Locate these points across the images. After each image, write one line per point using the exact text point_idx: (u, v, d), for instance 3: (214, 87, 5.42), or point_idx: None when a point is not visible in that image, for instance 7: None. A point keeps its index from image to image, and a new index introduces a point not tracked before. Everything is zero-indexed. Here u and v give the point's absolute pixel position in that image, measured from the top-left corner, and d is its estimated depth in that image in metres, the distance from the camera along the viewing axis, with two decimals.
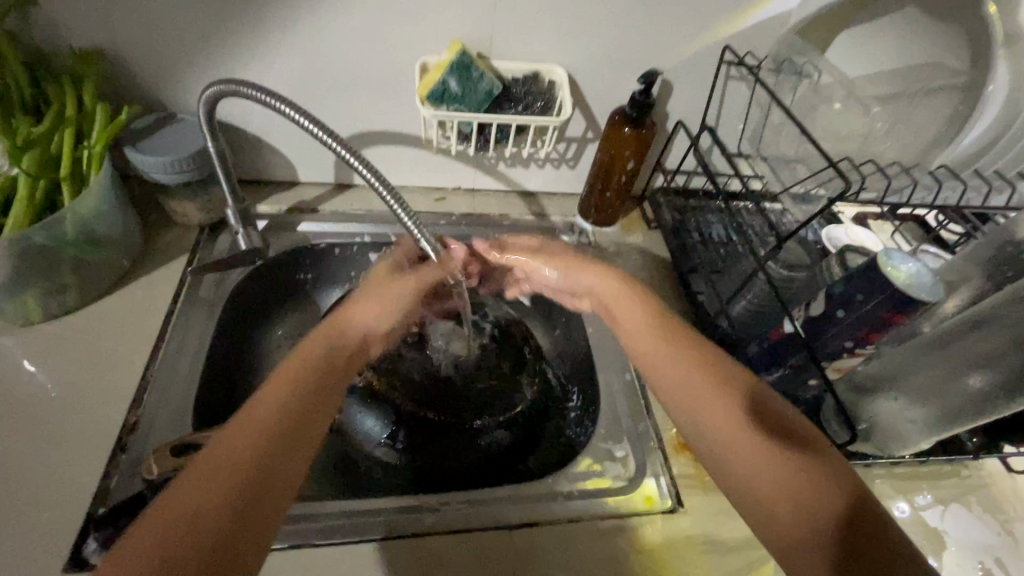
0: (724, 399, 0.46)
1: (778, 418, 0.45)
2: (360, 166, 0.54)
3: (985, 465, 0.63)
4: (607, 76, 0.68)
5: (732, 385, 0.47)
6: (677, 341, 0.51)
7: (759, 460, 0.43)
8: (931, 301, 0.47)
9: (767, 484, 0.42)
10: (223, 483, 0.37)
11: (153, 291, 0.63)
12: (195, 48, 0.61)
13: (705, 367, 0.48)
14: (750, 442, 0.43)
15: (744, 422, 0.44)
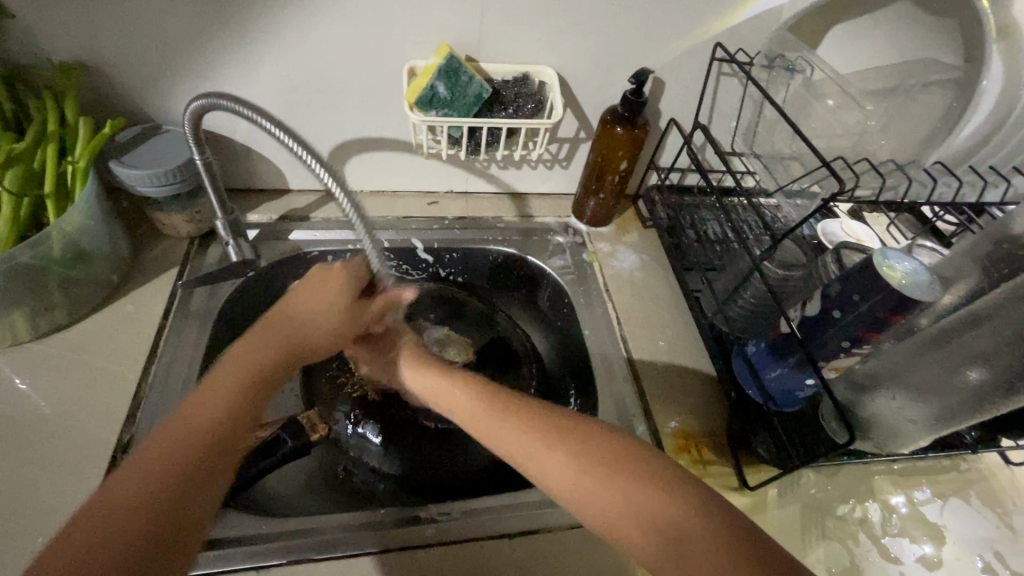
0: (543, 440, 0.43)
1: (596, 439, 0.43)
2: (313, 166, 0.51)
3: (984, 458, 0.63)
4: (599, 76, 0.67)
5: (547, 429, 0.44)
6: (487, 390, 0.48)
7: (595, 489, 0.40)
8: (928, 300, 0.47)
9: (614, 513, 0.39)
10: (149, 476, 0.34)
11: (143, 306, 0.62)
12: (179, 58, 0.61)
13: (521, 411, 0.46)
14: (586, 475, 0.41)
15: (574, 460, 0.41)
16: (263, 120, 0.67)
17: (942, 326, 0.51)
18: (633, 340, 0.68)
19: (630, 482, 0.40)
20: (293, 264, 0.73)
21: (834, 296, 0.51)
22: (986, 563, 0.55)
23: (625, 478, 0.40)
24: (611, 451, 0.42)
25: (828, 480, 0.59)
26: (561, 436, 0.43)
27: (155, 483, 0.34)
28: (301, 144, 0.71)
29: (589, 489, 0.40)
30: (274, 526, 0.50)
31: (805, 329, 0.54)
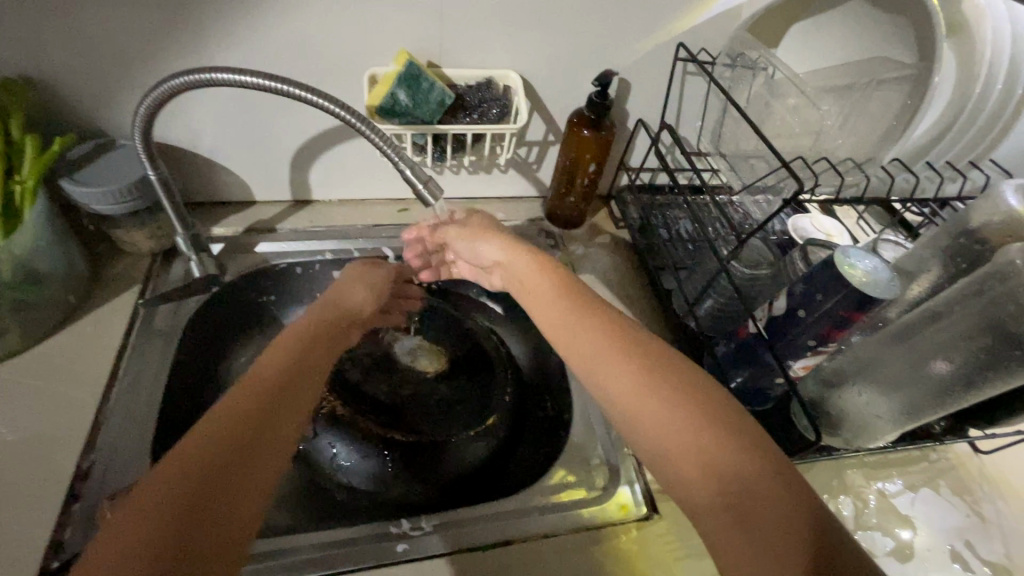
0: (631, 361, 0.45)
1: (678, 370, 0.44)
2: (327, 104, 0.51)
3: (952, 447, 0.64)
4: (564, 79, 0.67)
5: (634, 343, 0.46)
6: (584, 304, 0.50)
7: (670, 420, 0.41)
8: (887, 297, 0.47)
9: (680, 445, 0.40)
10: (202, 462, 0.35)
11: (104, 327, 0.60)
12: (132, 70, 0.59)
13: (616, 329, 0.48)
14: (664, 401, 0.42)
15: (654, 380, 0.43)
16: (223, 132, 0.66)
17: (905, 320, 0.51)
18: None
19: (702, 419, 0.41)
20: (261, 278, 0.72)
21: (798, 294, 0.51)
22: (957, 552, 0.56)
23: (704, 415, 0.41)
24: (698, 390, 0.42)
25: (801, 476, 0.59)
26: (652, 360, 0.45)
27: (196, 470, 0.35)
28: (267, 155, 0.70)
29: (661, 413, 0.41)
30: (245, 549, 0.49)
31: (772, 327, 0.54)
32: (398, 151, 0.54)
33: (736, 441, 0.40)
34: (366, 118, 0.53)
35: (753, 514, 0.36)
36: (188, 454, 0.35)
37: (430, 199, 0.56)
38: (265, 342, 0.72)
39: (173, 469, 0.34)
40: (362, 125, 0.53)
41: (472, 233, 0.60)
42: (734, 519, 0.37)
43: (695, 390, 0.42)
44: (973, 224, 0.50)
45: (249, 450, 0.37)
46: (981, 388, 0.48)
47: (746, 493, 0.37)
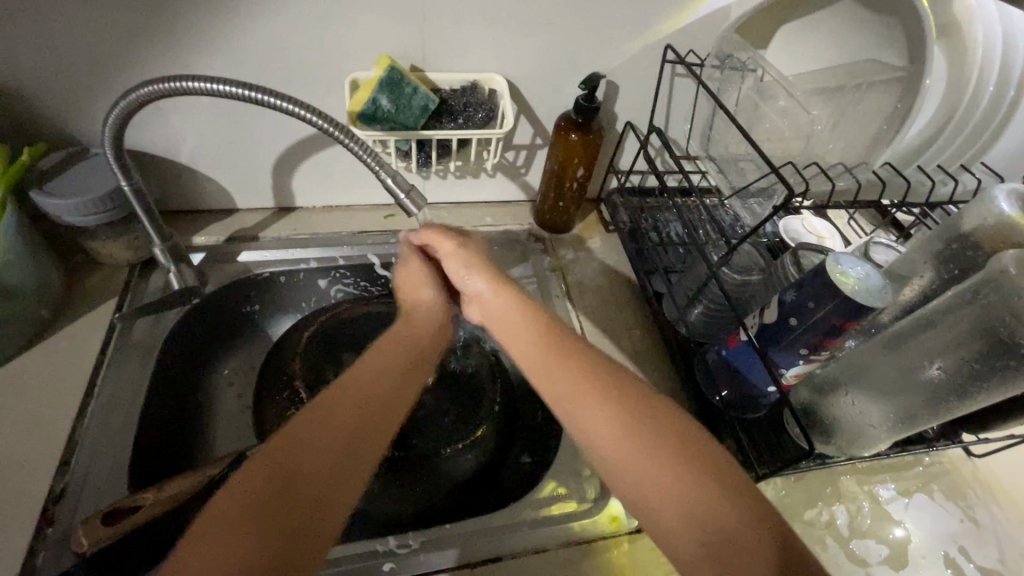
0: (599, 393, 0.44)
1: (656, 410, 0.43)
2: (303, 113, 0.49)
3: (946, 451, 0.63)
4: (550, 82, 0.66)
5: (611, 382, 0.45)
6: (550, 335, 0.50)
7: (642, 456, 0.41)
8: (880, 305, 0.46)
9: (649, 478, 0.40)
10: (270, 493, 0.38)
11: (79, 341, 0.59)
12: (103, 77, 0.57)
13: (581, 361, 0.47)
14: (631, 434, 0.42)
15: (631, 422, 0.42)
16: (202, 139, 0.64)
17: (898, 327, 0.51)
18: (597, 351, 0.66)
19: (679, 464, 0.40)
20: (244, 288, 0.70)
21: (790, 302, 0.50)
22: (951, 558, 0.55)
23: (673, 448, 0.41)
24: (680, 434, 0.42)
25: (794, 484, 0.59)
26: (618, 393, 0.44)
27: (266, 504, 0.37)
28: (248, 162, 0.68)
29: (638, 458, 0.41)
30: None
31: (763, 334, 0.53)
32: (378, 160, 0.53)
33: (704, 473, 0.40)
34: (329, 117, 0.51)
35: (736, 563, 0.36)
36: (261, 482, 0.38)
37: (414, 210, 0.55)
38: (247, 354, 0.72)
39: (260, 472, 0.39)
40: (324, 123, 0.50)
41: (467, 260, 0.56)
42: (715, 568, 0.36)
43: (664, 423, 0.42)
44: (965, 228, 0.49)
45: (325, 482, 0.40)
46: (975, 396, 0.47)
47: (725, 542, 0.36)
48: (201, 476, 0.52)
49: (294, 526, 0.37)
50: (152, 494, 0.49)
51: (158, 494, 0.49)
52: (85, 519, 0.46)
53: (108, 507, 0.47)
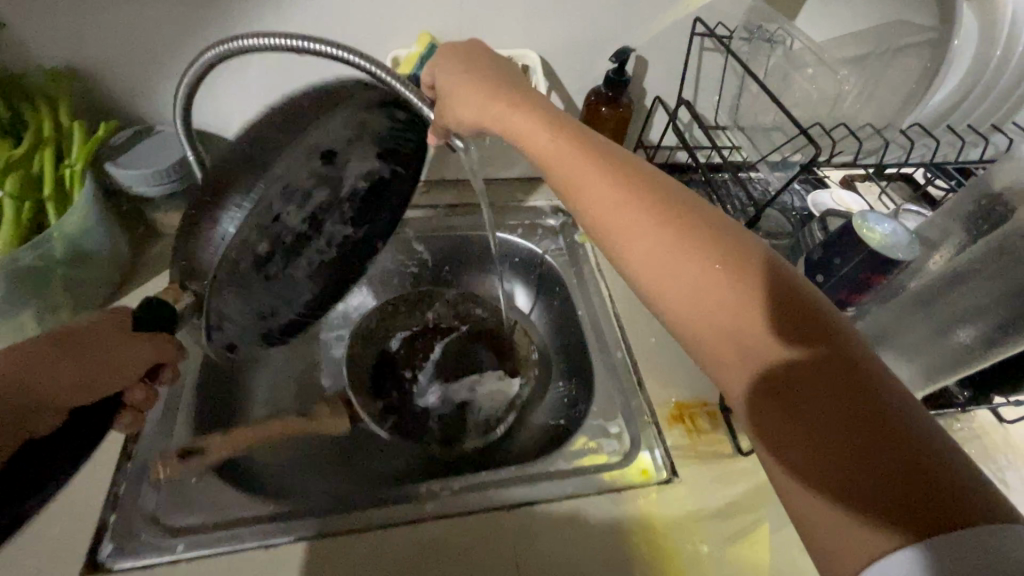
0: (667, 225, 0.38)
1: (716, 229, 0.38)
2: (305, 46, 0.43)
3: (975, 416, 0.64)
4: (582, 57, 0.68)
5: (662, 199, 0.39)
6: (612, 164, 0.42)
7: (703, 291, 0.36)
8: (908, 257, 0.47)
9: (710, 315, 0.35)
10: None
11: (145, 303, 0.64)
12: (167, 57, 0.61)
13: (645, 191, 0.40)
14: (678, 254, 0.37)
15: (681, 240, 0.37)
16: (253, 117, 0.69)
17: (926, 283, 0.52)
18: (627, 318, 0.69)
19: (737, 287, 0.35)
20: None
21: (816, 260, 0.51)
22: None
23: (751, 284, 0.35)
24: (746, 257, 0.36)
25: None
26: (687, 225, 0.38)
27: None
28: None
29: (687, 276, 0.36)
30: (278, 509, 0.51)
31: None
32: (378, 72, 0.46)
33: (784, 310, 0.34)
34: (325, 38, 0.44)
35: (801, 405, 0.31)
36: None
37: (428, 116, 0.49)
38: None
39: None
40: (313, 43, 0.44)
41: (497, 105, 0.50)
42: (776, 404, 0.32)
43: (744, 251, 0.36)
44: (996, 186, 0.49)
45: None
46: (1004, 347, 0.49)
47: (790, 376, 0.32)
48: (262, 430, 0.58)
49: None
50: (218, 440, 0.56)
51: (224, 441, 0.56)
52: (165, 451, 0.52)
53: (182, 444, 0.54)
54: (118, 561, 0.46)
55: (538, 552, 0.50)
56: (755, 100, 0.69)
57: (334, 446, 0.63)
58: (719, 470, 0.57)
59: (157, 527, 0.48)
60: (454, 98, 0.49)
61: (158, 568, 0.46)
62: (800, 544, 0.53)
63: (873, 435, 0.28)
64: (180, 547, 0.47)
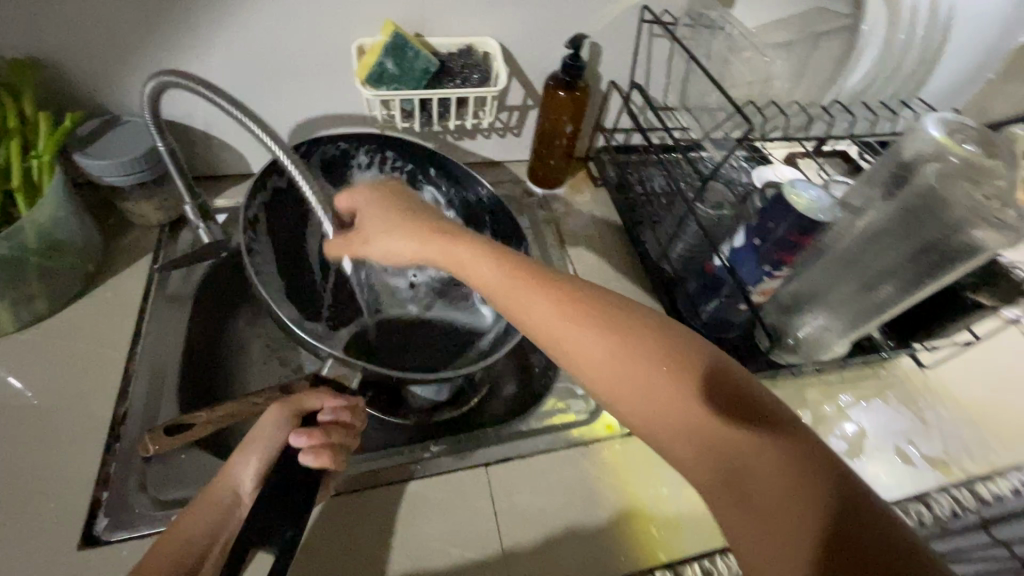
0: (606, 331, 0.40)
1: (648, 328, 0.40)
2: (225, 105, 0.53)
3: (900, 364, 0.71)
4: (539, 44, 0.72)
5: (593, 303, 0.41)
6: (539, 274, 0.44)
7: (654, 394, 0.38)
8: (828, 220, 0.53)
9: (677, 428, 0.37)
10: None
11: (121, 292, 0.64)
12: (131, 48, 0.62)
13: (574, 298, 0.42)
14: (621, 358, 0.39)
15: (624, 344, 0.39)
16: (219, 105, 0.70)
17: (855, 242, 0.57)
18: None
19: (680, 389, 0.37)
20: None
21: (754, 225, 0.57)
22: (901, 449, 0.64)
23: (689, 385, 0.37)
24: (680, 353, 0.39)
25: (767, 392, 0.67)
26: (622, 330, 0.40)
27: None
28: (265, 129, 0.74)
29: (634, 382, 0.38)
30: None
31: (734, 259, 0.60)
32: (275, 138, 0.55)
33: (721, 406, 0.37)
34: (251, 113, 0.54)
35: (754, 499, 0.33)
36: None
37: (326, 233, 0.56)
38: None
39: None
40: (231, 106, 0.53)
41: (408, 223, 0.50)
42: (736, 501, 0.34)
43: (677, 347, 0.39)
44: (904, 156, 0.55)
45: None
46: (914, 296, 0.56)
47: (740, 471, 0.34)
48: (249, 401, 0.57)
49: None
50: (205, 412, 0.55)
51: (211, 413, 0.55)
52: (151, 430, 0.53)
53: (169, 422, 0.54)
54: (116, 532, 0.48)
55: (513, 503, 0.55)
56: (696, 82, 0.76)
57: None
58: None
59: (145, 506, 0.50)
60: (381, 242, 0.50)
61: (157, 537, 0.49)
62: None
63: (821, 516, 0.32)
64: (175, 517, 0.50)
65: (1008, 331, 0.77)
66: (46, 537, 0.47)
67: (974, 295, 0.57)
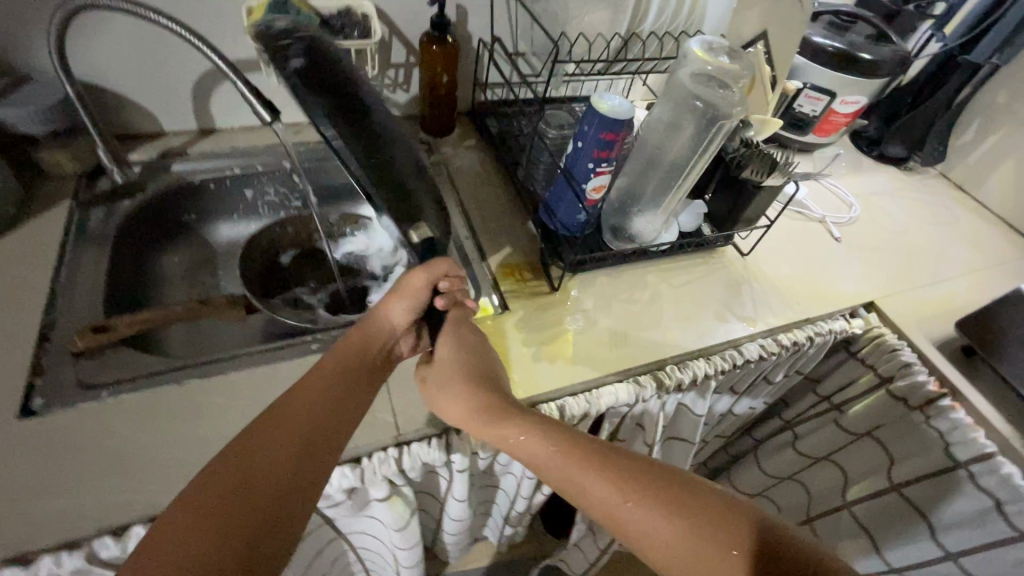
0: (601, 479, 0.49)
1: (623, 458, 0.50)
2: (143, 13, 0.61)
3: (726, 253, 0.89)
4: (412, 7, 0.85)
5: (603, 471, 0.49)
6: (560, 443, 0.51)
7: (642, 533, 0.46)
8: (627, 118, 0.67)
9: (665, 552, 0.45)
10: (262, 464, 0.43)
11: (43, 228, 0.72)
12: (34, 11, 0.69)
13: (568, 475, 0.50)
14: (605, 490, 0.48)
15: (605, 477, 0.49)
16: (123, 66, 0.77)
17: (642, 131, 0.75)
18: (476, 211, 0.87)
19: (657, 516, 0.46)
20: (178, 194, 0.83)
21: (578, 130, 0.71)
22: (721, 312, 0.81)
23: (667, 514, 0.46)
24: (654, 480, 0.48)
25: (616, 278, 0.82)
26: (601, 465, 0.49)
27: (264, 466, 0.43)
28: (170, 89, 0.82)
29: (617, 522, 0.47)
30: (181, 362, 0.64)
31: (569, 162, 0.74)
32: (208, 46, 0.63)
33: (699, 527, 0.45)
34: (153, 8, 0.62)
35: None
36: (252, 448, 0.43)
37: (267, 115, 0.65)
38: (190, 248, 0.87)
39: (274, 434, 0.45)
40: (148, 14, 0.61)
41: None
42: None
43: (649, 482, 0.48)
44: (678, 71, 0.69)
45: (297, 461, 0.44)
46: (696, 169, 0.73)
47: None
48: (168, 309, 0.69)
49: (270, 488, 0.42)
50: (128, 318, 0.66)
51: (134, 318, 0.66)
52: (79, 329, 0.62)
53: (94, 323, 0.64)
54: (52, 406, 0.57)
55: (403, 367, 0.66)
56: (535, 30, 0.91)
57: (240, 331, 0.77)
58: (541, 302, 0.77)
59: (74, 389, 0.59)
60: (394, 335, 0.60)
61: (88, 407, 0.57)
62: (594, 341, 0.74)
63: None
64: (106, 393, 0.59)
65: (786, 219, 0.99)
66: None
67: (745, 171, 0.77)
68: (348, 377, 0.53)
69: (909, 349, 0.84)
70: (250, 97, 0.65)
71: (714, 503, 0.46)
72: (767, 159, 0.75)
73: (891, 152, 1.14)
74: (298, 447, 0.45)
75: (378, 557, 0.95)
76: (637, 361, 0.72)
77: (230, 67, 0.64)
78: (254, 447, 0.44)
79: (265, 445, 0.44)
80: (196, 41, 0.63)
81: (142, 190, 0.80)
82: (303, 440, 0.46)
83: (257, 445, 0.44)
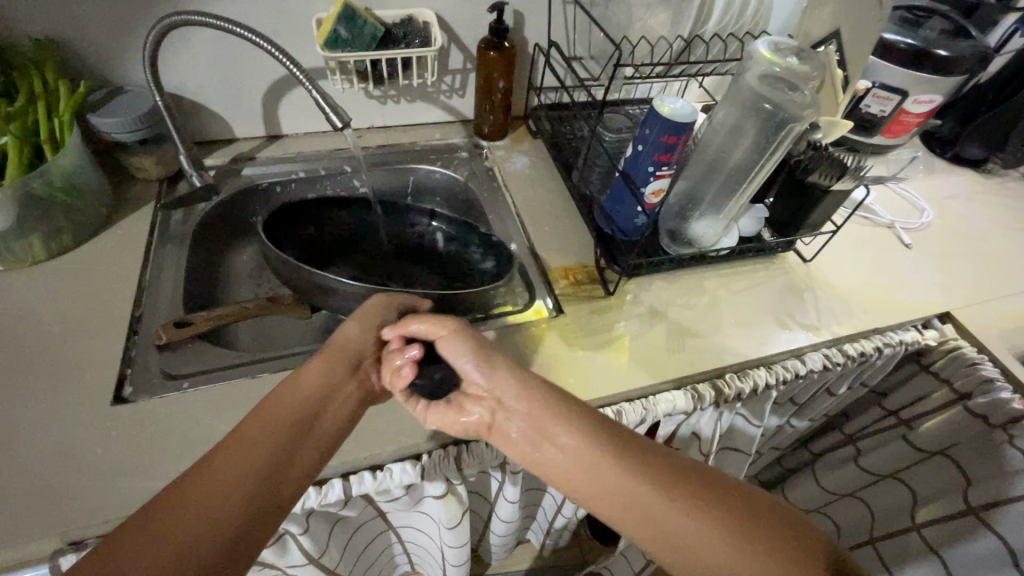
0: (649, 478, 0.47)
1: (671, 461, 0.49)
2: (227, 27, 0.65)
3: (788, 260, 0.86)
4: (472, 14, 0.87)
5: (653, 470, 0.48)
6: (610, 439, 0.50)
7: (686, 537, 0.45)
8: (690, 121, 0.66)
9: (707, 558, 0.44)
10: (187, 529, 0.40)
11: (131, 227, 0.78)
12: (130, 27, 0.75)
13: (613, 469, 0.48)
14: (651, 488, 0.47)
15: (655, 476, 0.47)
16: (203, 77, 0.83)
17: (704, 134, 0.74)
18: (529, 214, 0.88)
19: (707, 522, 0.45)
20: (249, 196, 0.88)
21: (638, 134, 0.70)
22: (782, 319, 0.78)
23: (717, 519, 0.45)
24: (705, 485, 0.47)
25: (672, 282, 0.81)
26: (650, 464, 0.48)
27: (185, 530, 0.40)
28: (243, 98, 0.87)
29: (658, 521, 0.46)
30: (252, 357, 0.67)
31: (628, 165, 0.73)
32: (285, 57, 0.67)
33: (750, 536, 0.44)
34: (237, 22, 0.66)
35: None
36: (176, 511, 0.41)
37: (340, 122, 0.69)
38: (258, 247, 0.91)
39: (194, 496, 0.42)
40: (232, 28, 0.66)
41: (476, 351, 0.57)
42: None
43: (700, 486, 0.47)
44: (745, 72, 0.68)
45: (224, 525, 0.41)
46: (760, 172, 0.71)
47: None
48: (240, 306, 0.73)
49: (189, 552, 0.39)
50: (204, 313, 0.70)
51: (209, 314, 0.70)
52: (163, 323, 0.66)
53: (175, 319, 0.68)
54: (139, 395, 0.61)
55: None
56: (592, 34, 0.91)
57: (303, 327, 0.79)
58: (595, 306, 0.77)
59: (157, 381, 0.63)
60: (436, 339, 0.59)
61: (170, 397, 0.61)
62: (649, 346, 0.73)
63: None
64: (186, 385, 0.62)
65: (852, 224, 0.95)
66: (86, 396, 0.60)
67: (813, 175, 0.74)
68: (294, 421, 0.50)
69: (989, 364, 0.79)
70: (325, 105, 0.68)
71: (766, 513, 0.46)
72: (837, 164, 0.73)
73: (968, 153, 1.07)
74: (227, 510, 0.42)
75: (423, 554, 0.96)
76: (694, 369, 0.71)
77: (305, 76, 0.68)
78: (176, 508, 0.41)
79: (187, 506, 0.41)
80: (276, 54, 0.67)
81: (217, 193, 0.85)
82: (234, 499, 0.43)
83: (200, 481, 0.43)
